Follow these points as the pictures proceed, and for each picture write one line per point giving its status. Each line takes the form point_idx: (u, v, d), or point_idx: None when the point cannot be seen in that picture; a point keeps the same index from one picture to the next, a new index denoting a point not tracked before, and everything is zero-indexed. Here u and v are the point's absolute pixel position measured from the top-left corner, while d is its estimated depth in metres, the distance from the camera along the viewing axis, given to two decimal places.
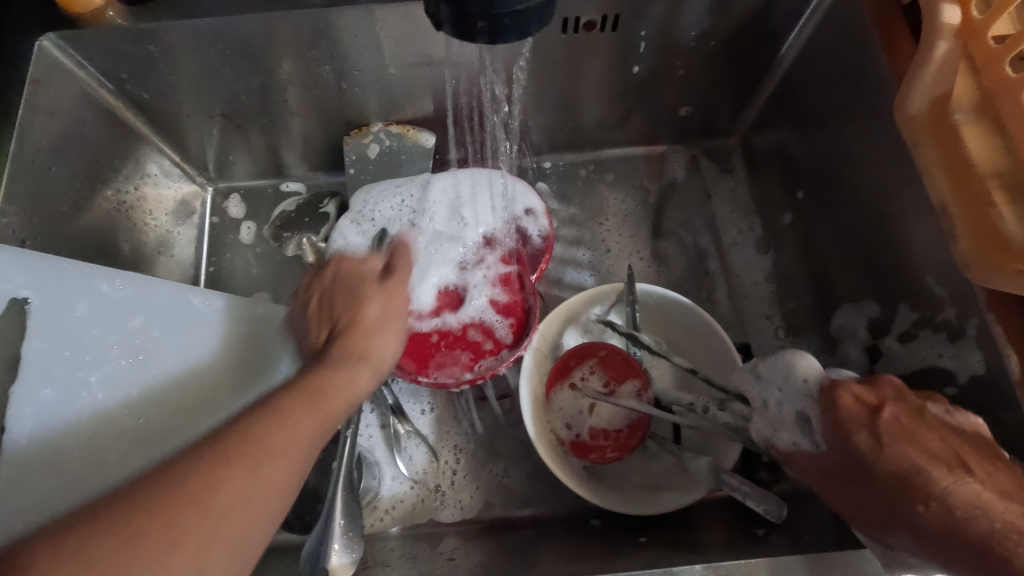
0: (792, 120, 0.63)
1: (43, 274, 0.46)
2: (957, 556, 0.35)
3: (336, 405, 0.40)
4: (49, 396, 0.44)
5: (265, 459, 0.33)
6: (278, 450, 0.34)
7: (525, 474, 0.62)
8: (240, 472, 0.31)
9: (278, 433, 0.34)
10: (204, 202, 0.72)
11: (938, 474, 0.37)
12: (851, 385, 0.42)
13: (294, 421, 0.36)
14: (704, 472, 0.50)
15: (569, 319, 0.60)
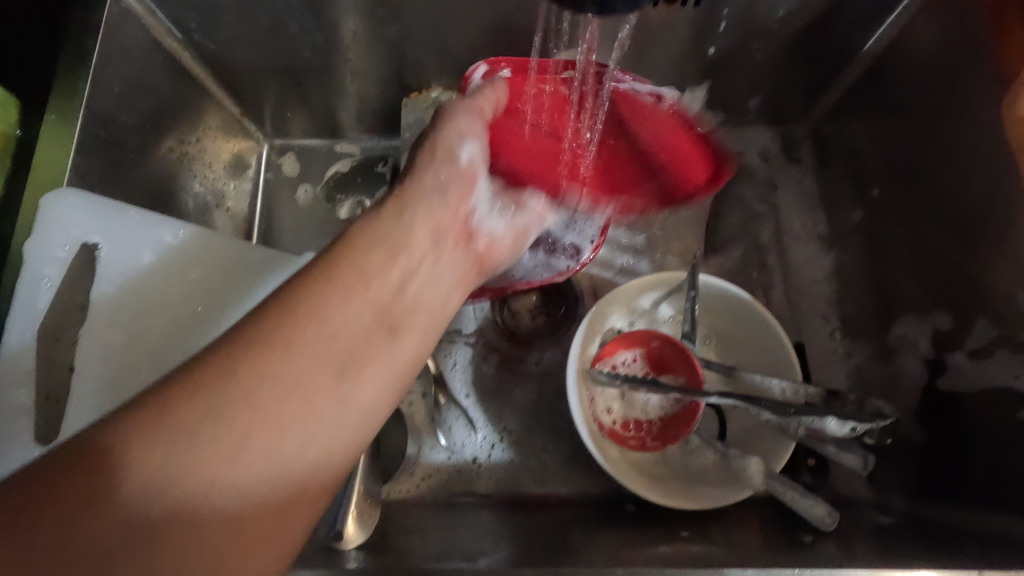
0: (874, 112, 0.60)
1: (108, 219, 0.47)
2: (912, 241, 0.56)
3: (334, 298, 0.36)
4: (113, 342, 0.45)
5: (252, 384, 0.32)
6: (320, 347, 0.34)
7: (562, 454, 0.62)
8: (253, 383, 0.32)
9: (242, 366, 0.32)
10: (259, 157, 0.72)
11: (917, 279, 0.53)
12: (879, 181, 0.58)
13: (264, 329, 0.34)
14: (751, 474, 0.49)
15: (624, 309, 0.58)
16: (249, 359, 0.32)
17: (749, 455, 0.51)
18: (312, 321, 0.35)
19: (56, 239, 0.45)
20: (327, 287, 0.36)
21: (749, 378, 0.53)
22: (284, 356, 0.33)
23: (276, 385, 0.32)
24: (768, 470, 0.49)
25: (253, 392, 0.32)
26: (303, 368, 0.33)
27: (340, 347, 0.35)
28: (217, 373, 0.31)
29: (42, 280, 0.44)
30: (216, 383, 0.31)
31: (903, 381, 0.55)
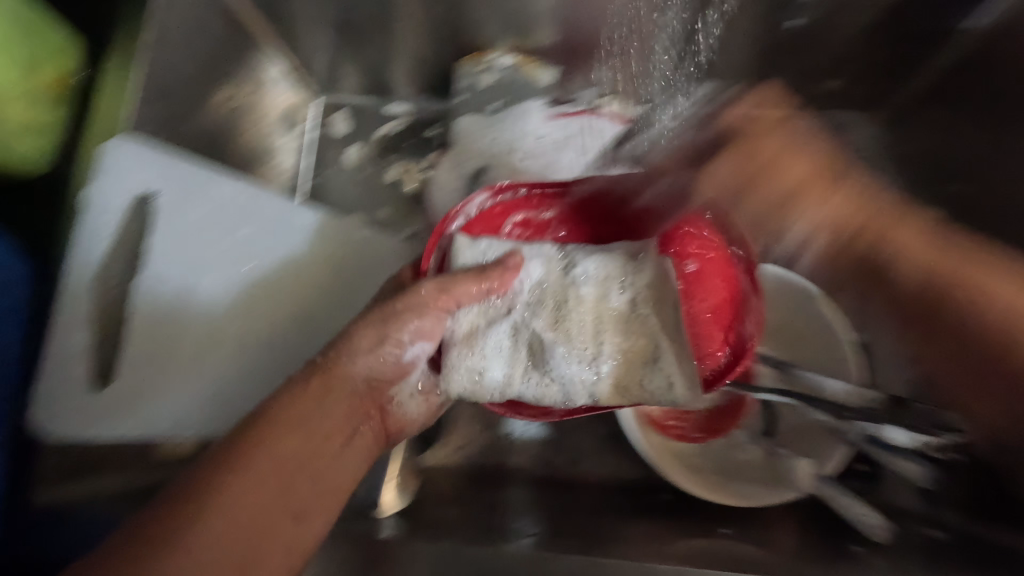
0: (977, 95, 0.53)
1: (166, 170, 0.48)
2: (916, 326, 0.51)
3: (278, 451, 0.37)
4: (166, 293, 0.46)
5: (196, 511, 0.33)
6: (261, 489, 0.36)
7: (599, 436, 0.60)
8: (208, 519, 0.33)
9: (191, 509, 0.33)
10: (310, 114, 0.70)
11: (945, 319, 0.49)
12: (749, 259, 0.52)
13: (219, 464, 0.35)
14: (797, 475, 0.48)
15: (575, 389, 0.43)
16: (185, 512, 0.33)
17: (797, 456, 0.49)
18: (232, 481, 0.35)
19: (115, 188, 0.46)
20: (297, 416, 0.39)
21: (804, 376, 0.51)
22: (217, 472, 0.35)
23: (236, 516, 0.34)
24: (817, 472, 0.47)
25: (204, 533, 0.33)
26: (253, 517, 0.35)
27: (274, 493, 0.36)
28: (171, 527, 0.33)
29: (100, 227, 0.46)
30: (165, 536, 0.32)
31: None
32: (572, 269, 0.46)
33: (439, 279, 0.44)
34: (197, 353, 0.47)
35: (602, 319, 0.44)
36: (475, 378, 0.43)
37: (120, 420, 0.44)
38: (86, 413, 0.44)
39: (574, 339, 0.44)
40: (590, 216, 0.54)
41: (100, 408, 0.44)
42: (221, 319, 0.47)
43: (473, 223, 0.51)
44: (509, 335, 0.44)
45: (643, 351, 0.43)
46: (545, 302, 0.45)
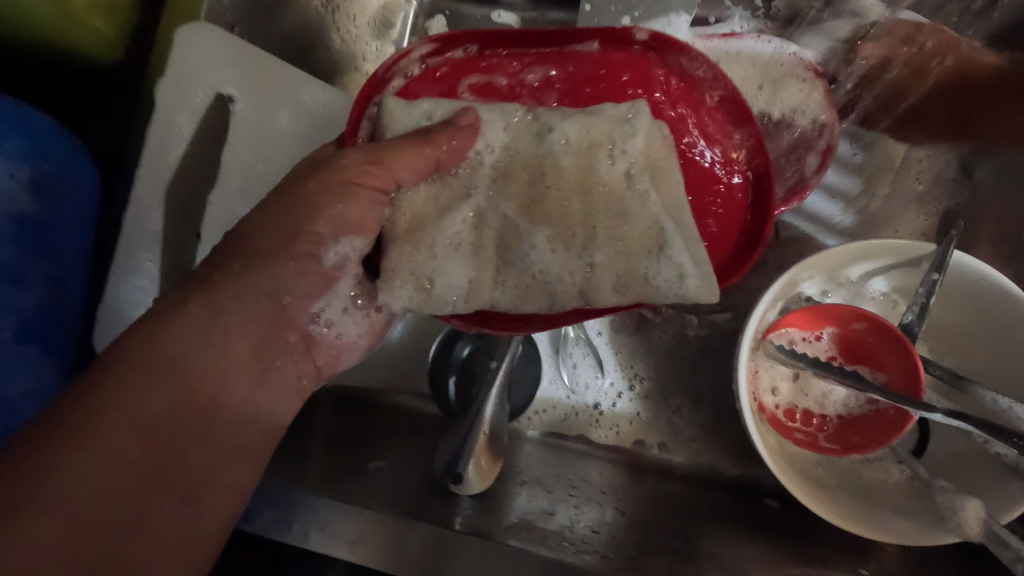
0: None
1: (247, 67, 0.40)
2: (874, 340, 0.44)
3: (228, 321, 0.35)
4: (242, 215, 0.39)
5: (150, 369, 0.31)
6: (224, 358, 0.34)
7: (698, 423, 0.53)
8: (156, 378, 0.31)
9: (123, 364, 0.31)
10: (405, 17, 0.61)
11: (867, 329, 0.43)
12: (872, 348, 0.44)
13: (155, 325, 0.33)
14: (965, 518, 0.38)
15: (559, 288, 0.35)
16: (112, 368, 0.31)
17: (965, 494, 0.39)
18: (174, 339, 0.33)
19: (188, 85, 0.39)
20: (196, 336, 0.33)
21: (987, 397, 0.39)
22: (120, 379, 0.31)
23: (193, 380, 0.33)
24: (992, 519, 0.38)
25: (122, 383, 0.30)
26: (207, 381, 0.33)
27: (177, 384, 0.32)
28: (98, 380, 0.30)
29: (173, 132, 0.39)
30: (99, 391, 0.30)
31: None
32: (547, 134, 0.36)
33: (369, 147, 0.34)
34: None
35: (589, 193, 0.35)
36: (424, 285, 0.35)
37: None
38: None
39: (551, 224, 0.35)
40: (616, 72, 0.41)
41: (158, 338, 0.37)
42: None
43: (427, 89, 0.40)
44: (471, 222, 0.36)
45: (649, 237, 0.35)
46: (511, 172, 0.36)
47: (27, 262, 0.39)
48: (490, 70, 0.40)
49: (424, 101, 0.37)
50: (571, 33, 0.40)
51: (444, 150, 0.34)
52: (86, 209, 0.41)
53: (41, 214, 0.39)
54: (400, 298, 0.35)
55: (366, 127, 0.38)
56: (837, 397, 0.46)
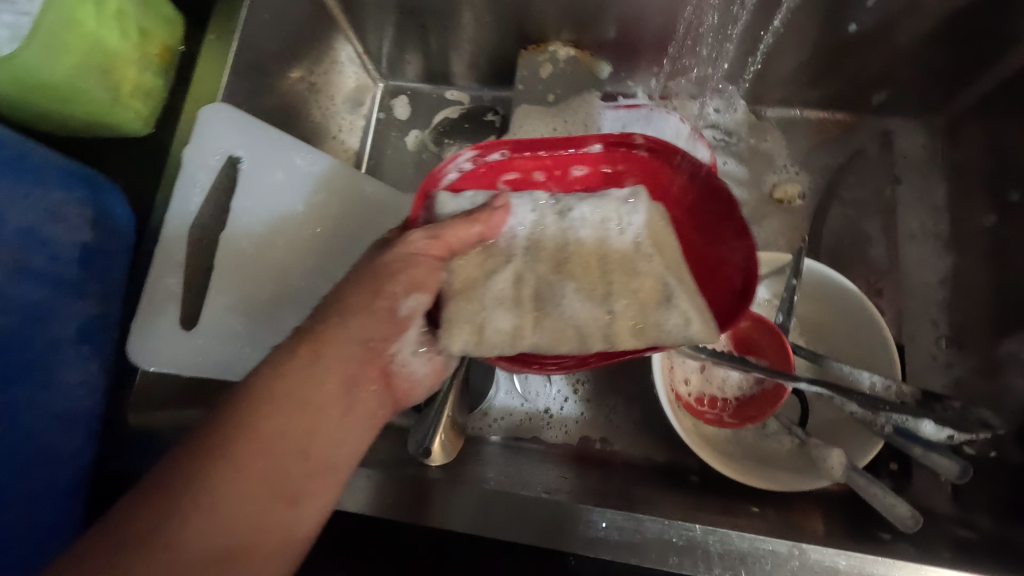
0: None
1: (254, 135, 0.50)
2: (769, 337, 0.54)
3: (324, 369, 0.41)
4: (246, 249, 0.49)
5: (269, 406, 0.38)
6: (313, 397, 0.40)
7: (633, 418, 0.63)
8: (273, 415, 0.38)
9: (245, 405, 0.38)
10: (374, 97, 0.74)
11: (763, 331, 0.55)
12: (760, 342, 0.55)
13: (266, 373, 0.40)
14: (832, 464, 0.48)
15: (588, 330, 0.44)
16: (241, 406, 0.38)
17: (831, 447, 0.50)
18: (286, 383, 0.39)
19: (208, 148, 0.49)
20: (298, 381, 0.40)
21: (838, 368, 0.51)
22: (244, 420, 0.38)
23: (297, 415, 0.39)
24: (851, 464, 0.48)
25: (243, 420, 0.38)
26: (307, 415, 0.39)
27: (286, 424, 0.38)
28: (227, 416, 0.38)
29: (195, 184, 0.48)
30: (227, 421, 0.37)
31: (1008, 399, 0.52)
32: (568, 214, 0.47)
33: (430, 226, 0.44)
34: (266, 305, 0.48)
35: (605, 258, 0.46)
36: (477, 331, 0.44)
37: (193, 358, 0.46)
38: (166, 349, 0.45)
39: (579, 277, 0.45)
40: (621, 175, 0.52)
41: (174, 345, 0.46)
42: (291, 276, 0.49)
43: (473, 181, 0.51)
44: (514, 281, 0.45)
45: (654, 292, 0.45)
46: (540, 245, 0.47)
47: (85, 279, 0.46)
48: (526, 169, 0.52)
49: (468, 192, 0.48)
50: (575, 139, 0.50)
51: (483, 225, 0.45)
52: (125, 238, 0.49)
53: (95, 242, 0.47)
54: (457, 342, 0.43)
55: (422, 214, 0.49)
56: (733, 383, 0.56)
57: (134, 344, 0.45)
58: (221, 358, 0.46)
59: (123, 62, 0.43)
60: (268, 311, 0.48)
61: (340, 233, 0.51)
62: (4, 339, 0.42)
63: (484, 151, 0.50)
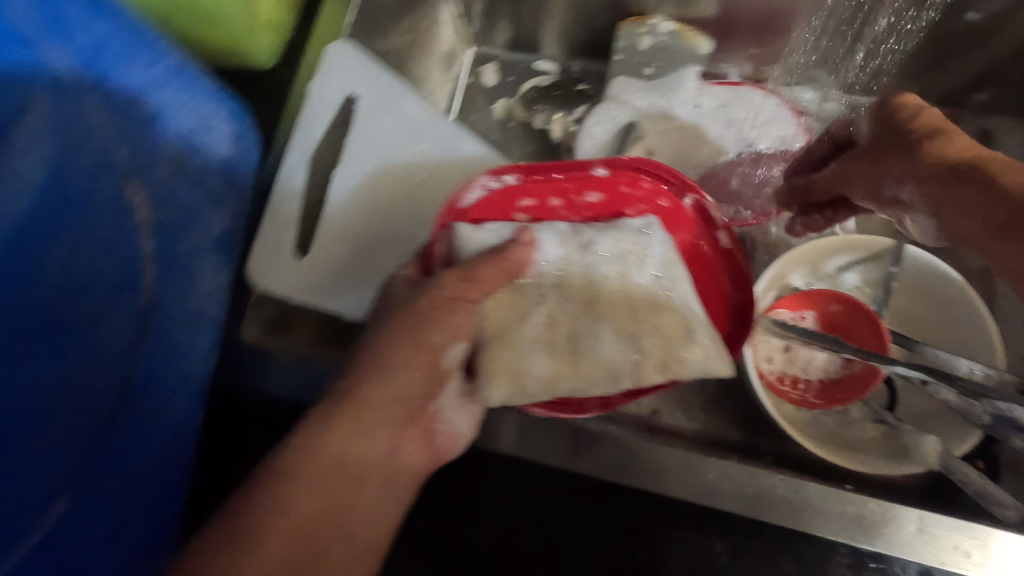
0: None
1: (373, 77, 0.50)
2: (861, 322, 0.53)
3: (354, 439, 0.39)
4: (357, 187, 0.50)
5: (302, 483, 0.36)
6: (337, 479, 0.37)
7: (707, 397, 0.62)
8: (301, 499, 0.36)
9: (264, 495, 0.36)
10: (464, 60, 0.74)
11: (857, 315, 0.54)
12: (854, 325, 0.54)
13: (287, 463, 0.37)
14: (927, 450, 0.48)
15: (620, 372, 0.43)
16: (252, 507, 0.35)
17: (926, 434, 0.49)
18: (317, 457, 0.37)
19: (331, 83, 0.49)
20: (334, 448, 0.38)
21: (933, 353, 0.50)
22: (272, 502, 0.35)
23: (328, 495, 0.37)
24: (947, 451, 0.47)
25: (267, 509, 0.35)
26: (338, 493, 0.37)
27: (314, 521, 0.36)
28: (233, 520, 0.35)
29: (316, 117, 0.48)
30: (247, 514, 0.35)
31: None
32: (590, 247, 0.45)
33: (461, 267, 0.42)
34: (371, 249, 0.49)
35: (632, 294, 0.44)
36: (517, 383, 0.42)
37: (309, 290, 0.46)
38: (278, 276, 0.46)
39: (609, 317, 0.44)
40: (631, 199, 0.50)
41: (289, 275, 0.46)
42: (400, 224, 0.50)
43: (484, 203, 0.48)
44: (546, 322, 0.44)
45: (678, 328, 0.43)
46: (569, 283, 0.45)
47: (227, 195, 0.44)
48: (540, 195, 0.50)
49: (491, 224, 0.46)
50: (579, 163, 0.49)
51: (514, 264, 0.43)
52: (252, 152, 0.45)
53: (231, 156, 0.44)
54: (497, 392, 0.42)
55: (442, 246, 0.46)
56: (818, 366, 0.55)
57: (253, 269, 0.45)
58: (329, 296, 0.47)
59: None
60: (342, 262, 0.48)
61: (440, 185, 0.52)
62: (159, 237, 0.42)
63: (493, 176, 0.48)
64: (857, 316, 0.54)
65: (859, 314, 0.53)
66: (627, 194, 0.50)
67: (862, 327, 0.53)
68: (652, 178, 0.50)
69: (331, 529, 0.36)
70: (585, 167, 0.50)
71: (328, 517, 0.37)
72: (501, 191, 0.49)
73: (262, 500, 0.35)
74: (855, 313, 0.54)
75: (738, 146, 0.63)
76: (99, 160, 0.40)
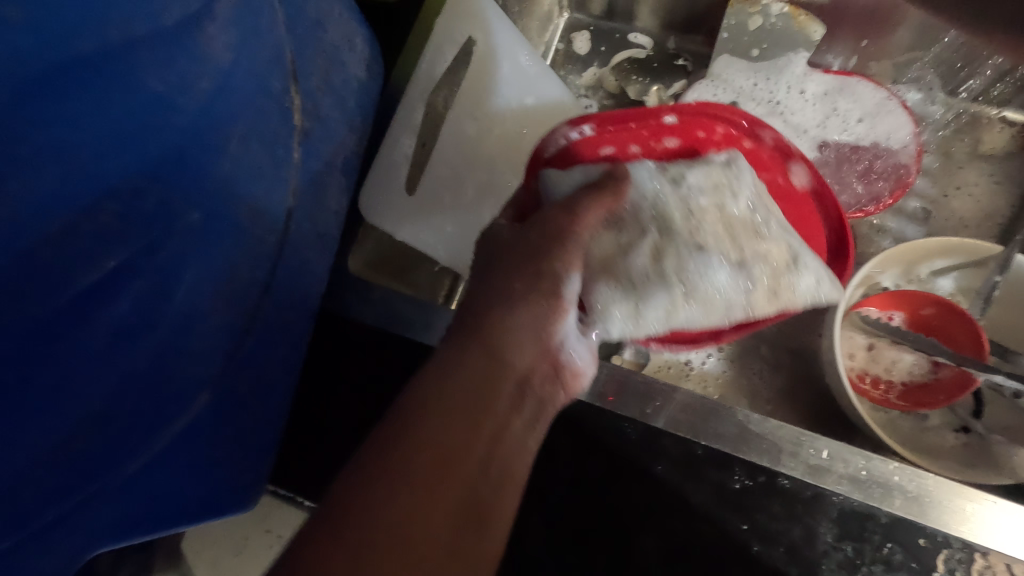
0: None
1: (489, 24, 0.49)
2: (956, 325, 0.52)
3: (491, 359, 0.36)
4: (466, 133, 0.49)
5: (441, 405, 0.33)
6: (477, 398, 0.34)
7: (777, 386, 0.61)
8: (440, 421, 0.33)
9: (405, 415, 0.33)
10: (558, 25, 0.73)
11: (953, 318, 0.52)
12: (948, 329, 0.53)
13: (426, 380, 0.34)
14: (1018, 461, 0.47)
15: (731, 299, 0.42)
16: (395, 431, 0.32)
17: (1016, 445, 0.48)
18: (451, 375, 0.35)
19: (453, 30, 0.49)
20: (468, 368, 0.35)
21: None
22: (412, 419, 0.32)
23: (468, 417, 0.34)
24: None
25: (407, 427, 0.32)
26: (477, 418, 0.34)
27: (457, 443, 0.32)
28: (376, 445, 0.32)
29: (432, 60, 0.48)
30: (391, 431, 0.32)
31: None
32: (682, 181, 0.45)
33: (569, 201, 0.42)
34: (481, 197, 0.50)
35: (730, 223, 0.43)
36: (631, 308, 0.41)
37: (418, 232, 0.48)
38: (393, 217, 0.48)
39: (718, 248, 0.42)
40: (708, 144, 0.50)
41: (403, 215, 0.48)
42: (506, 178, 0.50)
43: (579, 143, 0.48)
44: (652, 255, 0.42)
45: (786, 256, 0.43)
46: (668, 220, 0.43)
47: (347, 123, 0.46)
48: (619, 140, 0.49)
49: (581, 166, 0.45)
50: (650, 109, 0.48)
51: (614, 197, 0.42)
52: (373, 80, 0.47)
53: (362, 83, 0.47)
54: (616, 324, 0.41)
55: (534, 197, 0.47)
56: (902, 369, 0.54)
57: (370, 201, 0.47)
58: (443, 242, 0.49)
59: None
60: (451, 209, 0.49)
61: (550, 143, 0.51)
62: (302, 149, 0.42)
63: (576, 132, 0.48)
64: (953, 321, 0.52)
65: (956, 317, 0.52)
66: (703, 139, 0.50)
67: (957, 331, 0.52)
68: (724, 126, 0.50)
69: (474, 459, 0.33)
70: (656, 114, 0.49)
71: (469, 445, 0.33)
72: (579, 131, 0.48)
73: (408, 461, 0.31)
74: (951, 317, 0.52)
75: (841, 138, 0.62)
76: (271, 56, 0.38)
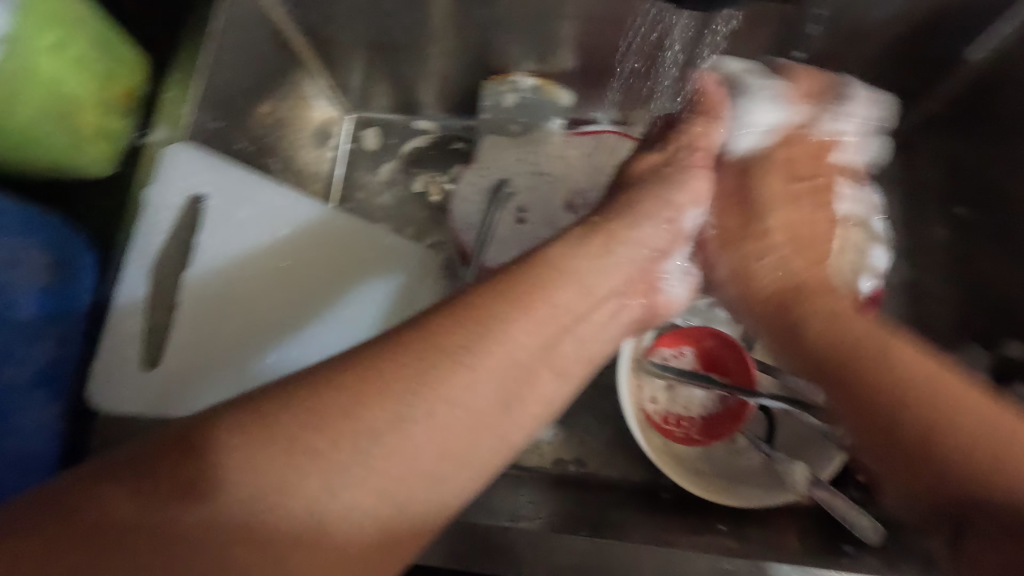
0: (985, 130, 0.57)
1: (218, 174, 0.51)
2: (737, 356, 0.55)
3: (341, 417, 0.28)
4: (211, 280, 0.50)
5: (250, 457, 0.27)
6: (304, 429, 0.28)
7: (608, 438, 0.62)
8: (243, 449, 0.27)
9: (259, 417, 0.28)
10: (343, 128, 0.75)
11: (735, 349, 0.55)
12: (728, 360, 0.56)
13: (312, 397, 0.29)
14: (795, 478, 0.50)
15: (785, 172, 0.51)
16: (224, 433, 0.28)
17: (796, 461, 0.52)
18: (322, 395, 0.29)
19: (173, 187, 0.50)
20: (327, 412, 0.28)
21: (790, 380, 0.54)
22: (228, 438, 0.27)
23: (274, 455, 0.27)
24: (814, 477, 0.50)
25: (251, 438, 0.27)
26: (284, 448, 0.27)
27: (255, 473, 0.27)
28: (179, 468, 0.27)
29: (157, 224, 0.49)
30: (202, 451, 0.27)
31: None
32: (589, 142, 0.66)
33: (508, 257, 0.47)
34: (243, 315, 0.50)
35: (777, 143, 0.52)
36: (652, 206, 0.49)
37: (174, 394, 0.47)
38: (136, 393, 0.46)
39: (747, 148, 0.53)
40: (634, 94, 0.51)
41: (150, 388, 0.47)
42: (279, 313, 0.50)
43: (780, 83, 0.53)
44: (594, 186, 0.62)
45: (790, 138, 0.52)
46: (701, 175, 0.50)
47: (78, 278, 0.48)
48: None
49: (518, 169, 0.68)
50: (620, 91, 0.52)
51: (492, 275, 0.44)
52: (90, 287, 0.48)
53: (54, 286, 0.46)
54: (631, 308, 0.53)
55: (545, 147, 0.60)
56: (698, 404, 0.57)
57: (93, 389, 0.46)
58: (196, 388, 0.47)
59: (80, 107, 0.45)
60: (205, 367, 0.48)
61: (304, 253, 0.52)
62: None
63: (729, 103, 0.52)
64: (732, 350, 0.56)
65: (734, 349, 0.55)
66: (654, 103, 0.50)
67: (737, 361, 0.55)
68: None
69: (331, 463, 0.28)
70: None
71: (272, 482, 0.27)
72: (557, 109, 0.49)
73: (202, 450, 0.27)
74: (735, 345, 0.56)
75: (602, 187, 0.62)
76: None
